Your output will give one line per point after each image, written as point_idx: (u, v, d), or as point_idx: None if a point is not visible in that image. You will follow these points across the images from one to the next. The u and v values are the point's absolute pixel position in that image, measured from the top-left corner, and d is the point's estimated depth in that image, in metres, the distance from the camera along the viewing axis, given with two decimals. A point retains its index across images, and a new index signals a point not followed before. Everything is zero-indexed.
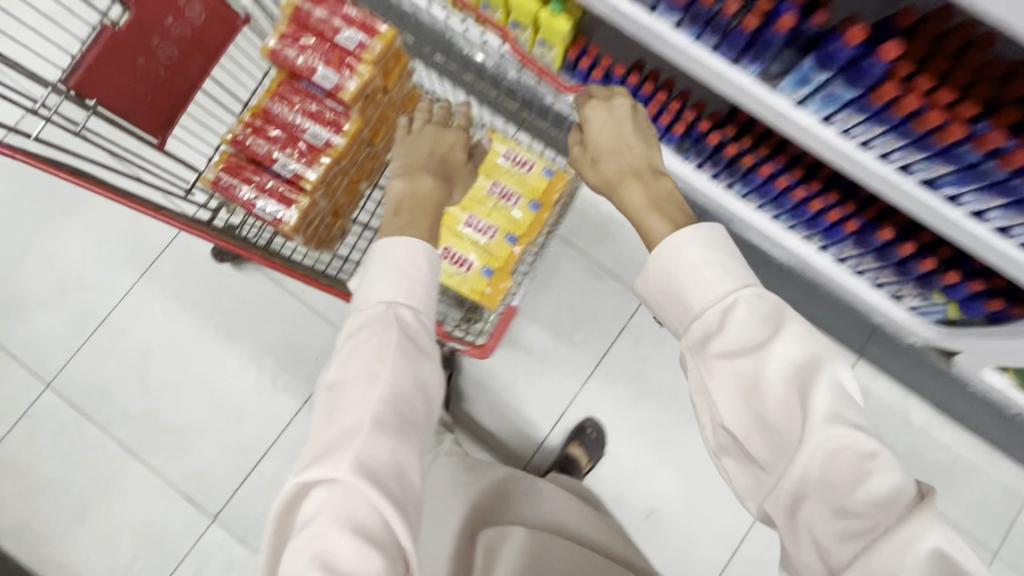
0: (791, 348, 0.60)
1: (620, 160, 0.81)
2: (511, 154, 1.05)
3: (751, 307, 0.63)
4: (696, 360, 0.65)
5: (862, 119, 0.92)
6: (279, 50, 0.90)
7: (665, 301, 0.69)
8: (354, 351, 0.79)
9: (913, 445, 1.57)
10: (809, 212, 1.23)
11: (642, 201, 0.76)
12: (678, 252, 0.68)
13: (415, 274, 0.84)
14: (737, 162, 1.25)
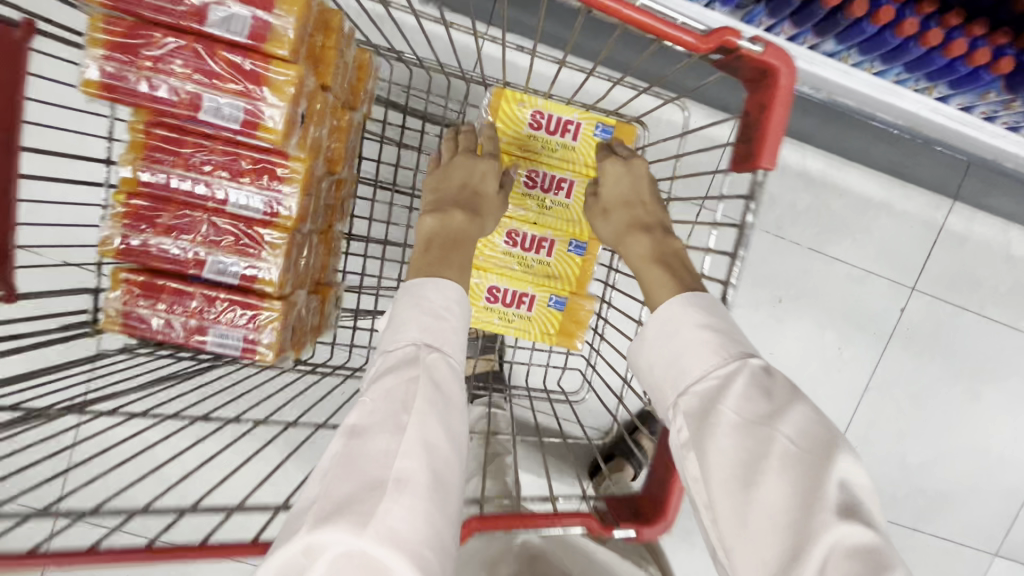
0: (798, 427, 0.51)
1: (628, 217, 0.67)
2: (541, 117, 0.71)
3: (754, 381, 0.55)
4: (692, 428, 0.56)
5: None
6: (114, 78, 0.49)
7: (662, 367, 0.61)
8: (379, 396, 0.54)
9: (1018, 279, 1.40)
10: (943, 60, 0.87)
11: (645, 261, 0.65)
12: (671, 318, 0.61)
13: (447, 313, 0.60)
14: (836, 13, 0.85)
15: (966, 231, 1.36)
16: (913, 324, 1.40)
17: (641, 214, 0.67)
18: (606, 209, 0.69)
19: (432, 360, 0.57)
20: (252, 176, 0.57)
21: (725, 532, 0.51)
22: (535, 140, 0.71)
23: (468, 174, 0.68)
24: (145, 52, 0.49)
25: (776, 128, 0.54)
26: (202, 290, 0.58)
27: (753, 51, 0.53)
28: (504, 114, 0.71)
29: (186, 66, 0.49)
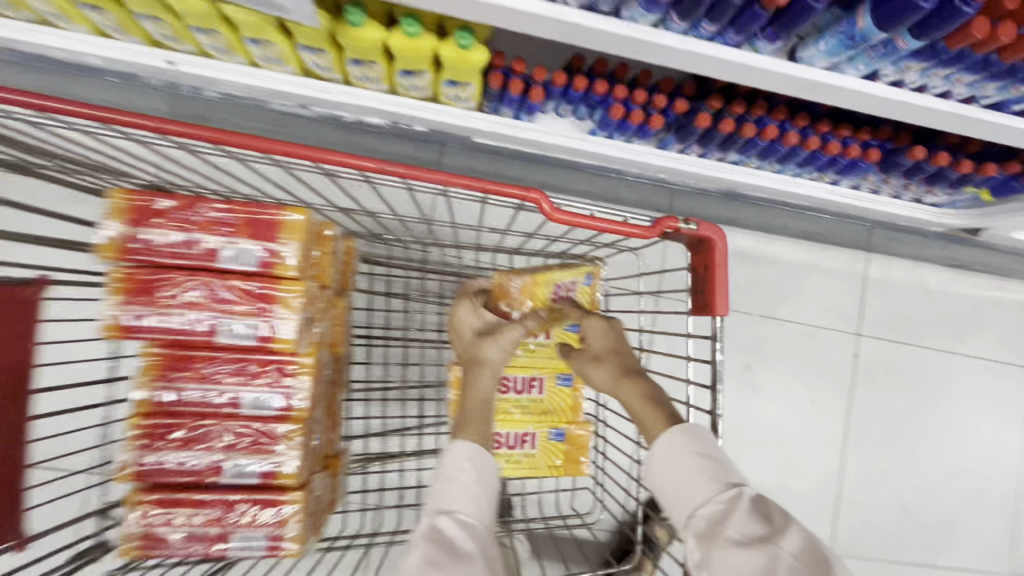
0: (796, 544, 0.53)
1: (619, 365, 0.74)
2: (560, 288, 0.84)
3: (756, 503, 0.58)
4: (702, 549, 0.58)
5: (921, 69, 0.71)
6: (133, 320, 0.55)
7: (670, 491, 0.64)
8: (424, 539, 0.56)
9: (941, 308, 1.57)
10: (825, 158, 1.05)
11: (641, 401, 0.70)
12: (671, 449, 0.65)
13: (455, 472, 0.62)
14: (733, 135, 1.02)
15: (886, 276, 1.54)
16: (868, 366, 1.52)
17: (627, 362, 0.74)
18: (597, 361, 0.76)
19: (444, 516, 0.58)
20: (262, 378, 0.60)
21: None
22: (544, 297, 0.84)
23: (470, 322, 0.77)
24: (164, 292, 0.55)
25: (724, 286, 0.67)
26: (222, 497, 0.59)
27: (690, 230, 0.66)
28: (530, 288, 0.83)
29: (204, 299, 0.55)
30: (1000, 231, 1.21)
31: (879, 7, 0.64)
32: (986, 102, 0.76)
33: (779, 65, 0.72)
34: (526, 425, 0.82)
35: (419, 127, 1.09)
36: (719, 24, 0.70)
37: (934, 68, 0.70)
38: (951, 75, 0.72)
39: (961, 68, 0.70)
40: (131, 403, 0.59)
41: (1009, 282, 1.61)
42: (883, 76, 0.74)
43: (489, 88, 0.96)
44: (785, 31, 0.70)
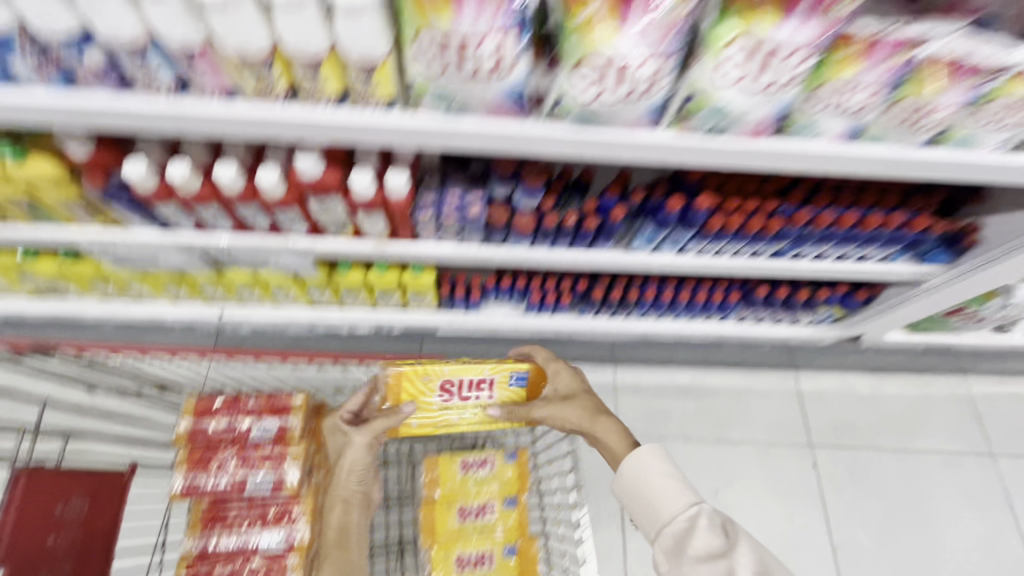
0: (748, 557, 0.68)
1: (592, 408, 0.89)
2: (450, 387, 0.86)
3: (709, 518, 0.74)
4: (668, 558, 0.74)
5: (706, 243, 1.09)
6: (191, 484, 0.81)
7: (639, 505, 0.81)
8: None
9: (879, 409, 1.75)
10: (700, 302, 1.39)
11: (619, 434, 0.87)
12: (643, 472, 0.81)
13: None
14: (626, 298, 1.38)
15: (818, 388, 1.75)
16: (830, 474, 1.64)
17: (594, 405, 0.90)
18: (570, 401, 0.89)
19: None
20: (275, 520, 0.83)
21: None
22: (426, 401, 0.86)
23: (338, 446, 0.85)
24: (213, 463, 0.82)
25: None
26: None
27: None
28: (407, 393, 0.84)
29: (239, 464, 0.82)
30: (871, 335, 1.48)
31: (654, 217, 1.02)
32: (766, 253, 1.13)
33: (618, 253, 1.12)
34: (483, 545, 0.98)
35: (397, 328, 1.46)
36: (568, 238, 1.08)
37: (714, 241, 1.07)
38: (729, 243, 1.09)
39: (731, 238, 1.07)
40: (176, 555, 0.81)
41: (933, 377, 1.81)
42: (689, 249, 1.12)
43: (441, 294, 1.35)
44: (610, 237, 1.08)
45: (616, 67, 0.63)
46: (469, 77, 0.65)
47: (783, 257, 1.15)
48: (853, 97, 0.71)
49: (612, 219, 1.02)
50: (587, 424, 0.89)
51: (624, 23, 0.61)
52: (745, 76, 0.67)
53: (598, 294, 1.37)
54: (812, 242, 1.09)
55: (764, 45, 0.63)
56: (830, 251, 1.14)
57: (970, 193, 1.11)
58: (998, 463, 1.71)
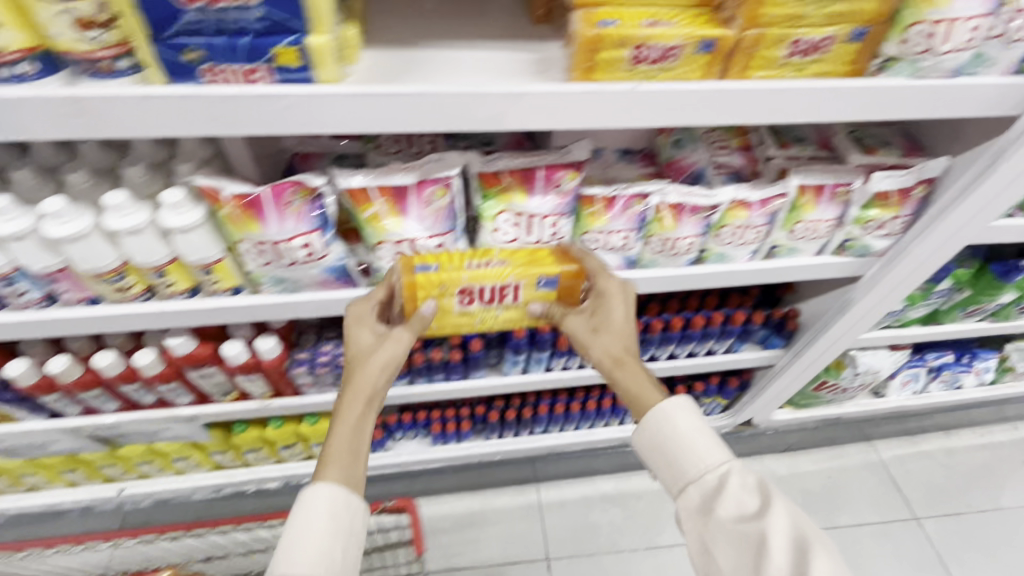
0: (783, 518, 0.67)
1: (622, 348, 0.82)
2: (470, 291, 0.79)
3: (739, 478, 0.72)
4: (696, 519, 0.73)
5: (565, 358, 1.21)
6: None
7: (663, 459, 0.78)
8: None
9: (800, 488, 1.79)
10: (593, 410, 1.46)
11: (641, 382, 0.81)
12: (673, 423, 0.77)
13: (307, 520, 0.66)
14: (522, 417, 1.46)
15: None
16: None
17: (627, 338, 0.83)
18: (602, 326, 0.83)
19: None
20: None
21: None
22: (444, 302, 0.80)
23: (363, 347, 0.79)
24: None
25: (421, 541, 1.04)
26: None
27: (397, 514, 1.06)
28: (422, 292, 0.77)
29: None
30: (760, 417, 1.59)
31: (509, 344, 1.16)
32: (624, 359, 1.26)
33: (492, 379, 1.24)
34: None
35: (307, 480, 1.46)
36: (442, 371, 1.20)
37: (570, 356, 1.20)
38: (585, 355, 1.22)
39: (585, 351, 1.21)
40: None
41: (845, 448, 1.90)
42: (554, 366, 1.24)
43: None
44: (478, 367, 1.21)
45: (407, 243, 0.80)
46: (290, 265, 0.80)
47: (640, 361, 1.28)
48: (612, 239, 0.90)
49: (473, 350, 1.15)
50: (619, 352, 0.82)
51: (405, 215, 0.78)
52: (518, 236, 0.85)
53: (496, 418, 1.44)
54: (656, 344, 1.23)
55: (521, 214, 0.82)
56: (679, 350, 1.27)
57: (781, 285, 1.31)
58: (925, 527, 1.74)
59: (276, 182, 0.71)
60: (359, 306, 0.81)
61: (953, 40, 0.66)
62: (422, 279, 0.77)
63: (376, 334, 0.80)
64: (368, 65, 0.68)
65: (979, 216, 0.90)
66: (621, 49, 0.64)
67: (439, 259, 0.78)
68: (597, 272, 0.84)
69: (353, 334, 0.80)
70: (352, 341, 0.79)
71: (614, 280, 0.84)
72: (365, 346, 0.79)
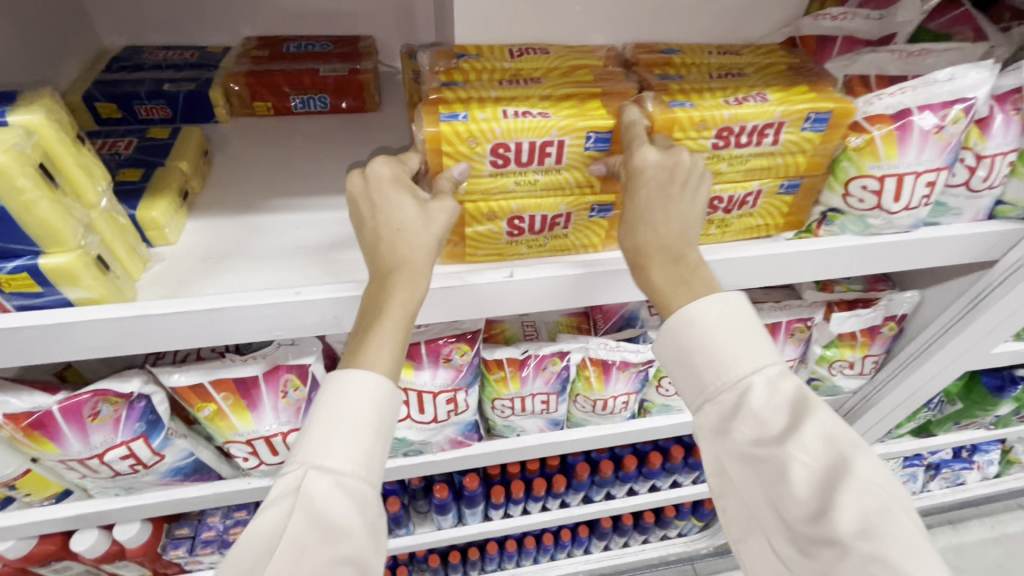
0: (815, 442, 0.46)
1: (658, 244, 0.49)
2: (506, 152, 0.48)
3: (766, 393, 0.49)
4: (707, 437, 0.52)
5: (504, 508, 1.04)
6: None
7: (673, 372, 0.54)
8: (239, 553, 0.42)
9: None
10: (550, 545, 1.28)
11: (679, 286, 0.50)
12: (704, 331, 0.50)
13: (356, 409, 0.45)
14: (469, 557, 1.26)
15: None
16: None
17: (664, 241, 0.49)
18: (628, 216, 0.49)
19: (315, 487, 0.43)
20: None
21: (754, 513, 0.49)
22: (474, 164, 0.48)
23: (373, 220, 0.48)
24: None
25: None
26: None
27: None
28: (447, 142, 0.46)
29: None
30: None
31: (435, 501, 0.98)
32: (575, 501, 1.09)
33: (421, 535, 1.06)
34: None
35: None
36: None
37: (510, 505, 1.03)
38: (527, 502, 1.05)
39: (527, 498, 1.03)
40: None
41: None
42: (493, 516, 1.06)
43: None
44: (402, 525, 1.02)
45: (261, 440, 0.65)
46: (113, 476, 0.64)
47: (594, 501, 1.10)
48: (528, 402, 0.75)
49: (390, 510, 0.97)
50: (631, 246, 0.50)
51: (255, 410, 0.63)
52: (410, 412, 0.70)
53: (437, 560, 1.25)
54: (610, 484, 1.06)
55: (408, 391, 0.67)
56: (639, 484, 1.10)
57: None
58: None
59: (71, 395, 0.57)
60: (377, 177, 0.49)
61: (905, 197, 0.53)
62: (445, 136, 0.46)
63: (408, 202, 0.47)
64: (187, 247, 0.55)
65: (967, 355, 0.75)
66: (491, 221, 0.52)
67: (469, 107, 0.47)
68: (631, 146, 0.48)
69: (353, 198, 0.48)
70: (381, 208, 0.47)
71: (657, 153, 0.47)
72: (387, 204, 0.47)
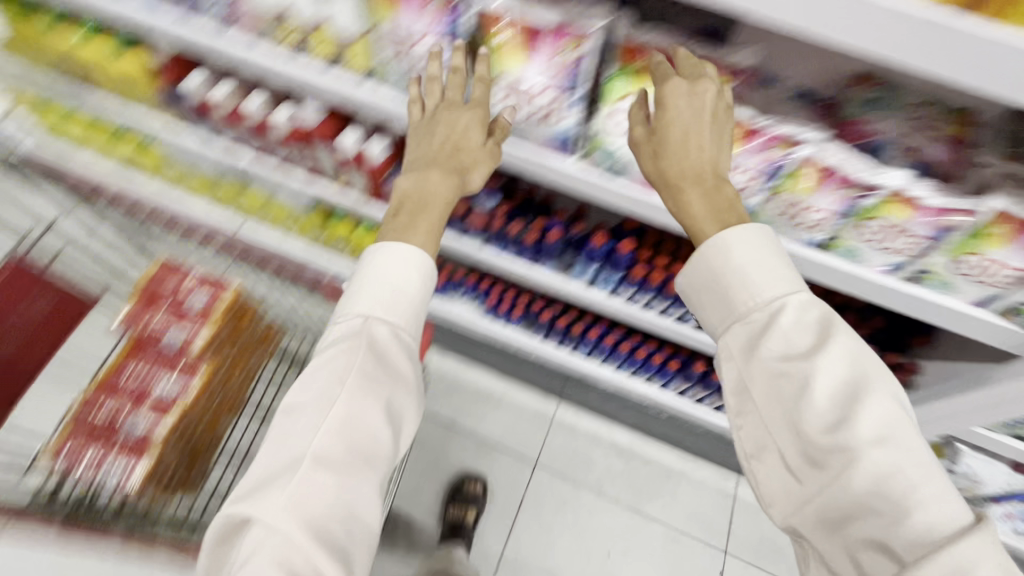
0: (837, 359, 0.62)
1: (693, 173, 0.70)
2: None
3: (798, 316, 0.64)
4: (738, 356, 0.67)
5: (634, 290, 1.16)
6: (132, 325, 1.02)
7: (706, 295, 0.71)
8: (319, 373, 0.70)
9: None
10: (640, 359, 1.42)
11: (709, 212, 0.70)
12: (730, 250, 0.68)
13: (409, 284, 0.74)
14: (571, 330, 1.45)
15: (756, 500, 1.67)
16: None
17: (698, 167, 0.70)
18: (655, 147, 0.72)
19: (378, 329, 0.72)
20: (176, 372, 1.01)
21: (772, 425, 0.65)
22: None
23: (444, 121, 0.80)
24: (146, 319, 1.03)
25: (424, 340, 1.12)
26: (118, 439, 0.97)
27: None
28: None
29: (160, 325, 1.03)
30: None
31: (585, 251, 1.13)
32: (692, 321, 1.18)
33: (556, 277, 1.22)
34: None
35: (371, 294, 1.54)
36: (514, 247, 1.21)
37: (640, 289, 1.14)
38: (655, 297, 1.16)
39: (657, 292, 1.14)
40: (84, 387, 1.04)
41: None
42: (620, 294, 1.19)
43: None
44: (548, 259, 1.19)
45: (521, 87, 0.80)
46: (414, 68, 0.84)
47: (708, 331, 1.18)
48: (733, 175, 0.79)
49: (549, 239, 1.14)
50: (670, 174, 0.71)
51: (532, 56, 0.78)
52: None
53: (547, 317, 1.45)
54: None
55: (650, 104, 0.77)
56: None
57: (918, 333, 1.08)
58: None
59: None
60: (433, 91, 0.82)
61: None
62: None
63: (473, 125, 0.80)
64: None
65: None
66: None
67: None
68: (669, 94, 0.70)
69: (414, 110, 0.83)
70: (445, 122, 0.80)
71: (690, 83, 0.69)
72: (456, 112, 0.80)
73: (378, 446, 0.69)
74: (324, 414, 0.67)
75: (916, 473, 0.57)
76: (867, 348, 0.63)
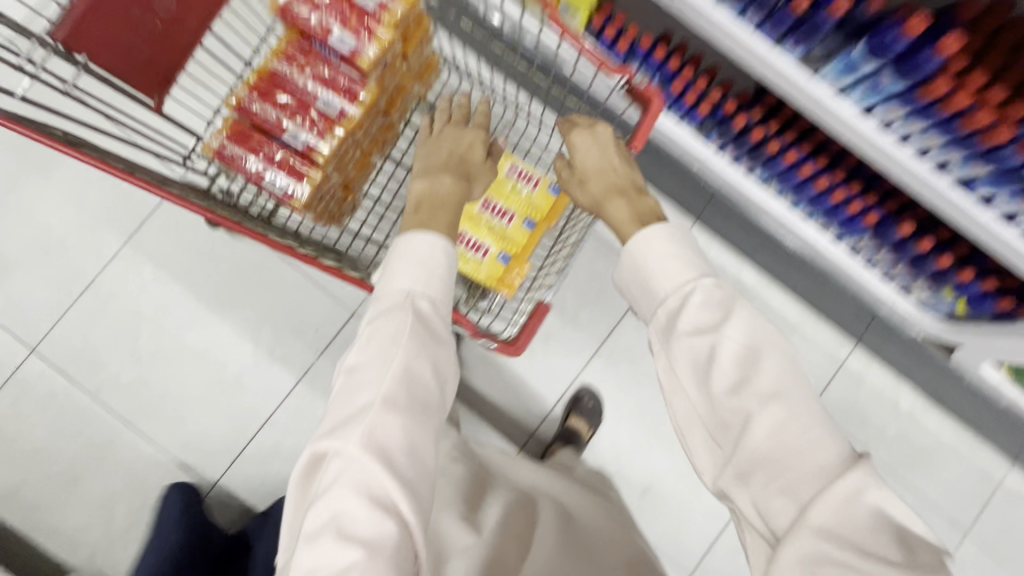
0: (740, 329, 0.63)
1: (610, 189, 0.82)
2: None
3: (705, 296, 0.67)
4: (660, 340, 0.69)
5: (904, 113, 0.88)
6: (291, 8, 0.83)
7: (635, 289, 0.74)
8: (372, 338, 0.74)
9: (902, 429, 1.61)
10: (830, 202, 1.21)
11: (625, 218, 0.78)
12: (644, 250, 0.73)
13: (433, 263, 0.79)
14: (761, 147, 1.21)
15: (863, 372, 1.60)
16: None
17: (612, 187, 0.82)
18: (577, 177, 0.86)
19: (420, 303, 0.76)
20: (339, 85, 0.87)
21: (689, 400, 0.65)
22: None
23: (455, 139, 0.93)
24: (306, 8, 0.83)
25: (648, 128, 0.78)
26: (277, 145, 0.86)
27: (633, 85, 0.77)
28: None
29: (319, 20, 0.83)
30: (969, 355, 1.28)
31: (873, 40, 0.83)
32: (954, 175, 0.91)
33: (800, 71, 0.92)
34: (511, 205, 0.98)
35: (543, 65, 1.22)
36: (761, 15, 0.91)
37: (914, 114, 0.87)
38: (926, 131, 0.88)
39: (936, 124, 0.87)
40: (239, 80, 0.91)
41: (981, 445, 1.63)
42: (875, 115, 0.91)
43: (590, 24, 1.18)
44: (805, 41, 0.90)
45: None
46: None
47: (969, 193, 0.91)
48: None
49: (830, 11, 0.85)
50: (598, 202, 0.82)
51: None
52: None
53: (739, 124, 1.19)
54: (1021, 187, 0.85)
55: None
56: None
57: None
58: (966, 546, 1.59)
59: None
60: (441, 116, 0.96)
61: None
62: None
63: (477, 141, 0.92)
64: None
65: None
66: None
67: None
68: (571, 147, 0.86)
69: (427, 121, 0.95)
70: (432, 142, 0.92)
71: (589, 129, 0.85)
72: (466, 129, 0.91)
73: (431, 395, 0.73)
74: (373, 374, 0.71)
75: (801, 422, 0.59)
76: (763, 316, 0.65)
